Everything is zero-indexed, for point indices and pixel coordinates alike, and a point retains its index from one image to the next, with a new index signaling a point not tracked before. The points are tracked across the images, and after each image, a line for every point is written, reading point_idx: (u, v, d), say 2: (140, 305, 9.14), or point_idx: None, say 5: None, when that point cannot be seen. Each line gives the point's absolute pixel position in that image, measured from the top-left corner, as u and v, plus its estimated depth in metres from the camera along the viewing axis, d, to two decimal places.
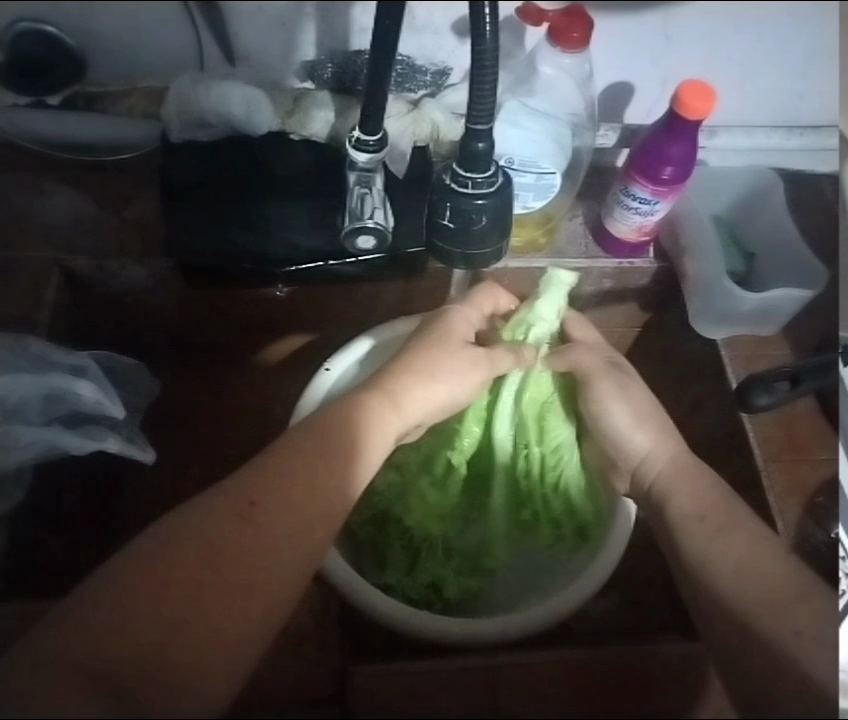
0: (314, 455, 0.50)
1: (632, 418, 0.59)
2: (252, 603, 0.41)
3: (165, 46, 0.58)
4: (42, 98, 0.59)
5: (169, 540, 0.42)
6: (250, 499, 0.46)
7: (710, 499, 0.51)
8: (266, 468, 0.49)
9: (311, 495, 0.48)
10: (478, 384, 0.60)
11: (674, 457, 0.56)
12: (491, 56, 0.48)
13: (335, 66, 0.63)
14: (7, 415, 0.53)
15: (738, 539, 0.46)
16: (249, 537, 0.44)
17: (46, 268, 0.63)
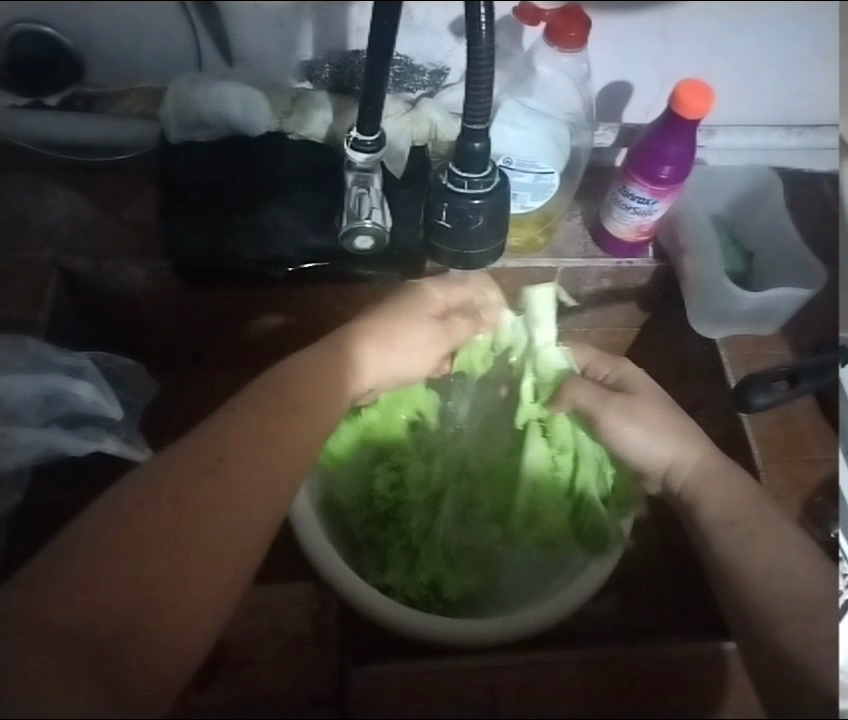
0: (275, 414, 0.52)
1: (655, 429, 0.59)
2: (215, 562, 0.43)
3: (166, 45, 0.63)
4: (40, 99, 0.63)
5: (140, 494, 0.44)
6: (216, 455, 0.48)
7: (738, 495, 0.53)
8: (237, 420, 0.51)
9: (272, 455, 0.49)
10: (422, 353, 0.62)
11: (700, 462, 0.56)
12: (487, 56, 0.48)
13: (333, 65, 0.66)
14: (7, 416, 0.53)
15: (769, 543, 0.48)
16: (215, 495, 0.46)
17: (43, 269, 0.60)
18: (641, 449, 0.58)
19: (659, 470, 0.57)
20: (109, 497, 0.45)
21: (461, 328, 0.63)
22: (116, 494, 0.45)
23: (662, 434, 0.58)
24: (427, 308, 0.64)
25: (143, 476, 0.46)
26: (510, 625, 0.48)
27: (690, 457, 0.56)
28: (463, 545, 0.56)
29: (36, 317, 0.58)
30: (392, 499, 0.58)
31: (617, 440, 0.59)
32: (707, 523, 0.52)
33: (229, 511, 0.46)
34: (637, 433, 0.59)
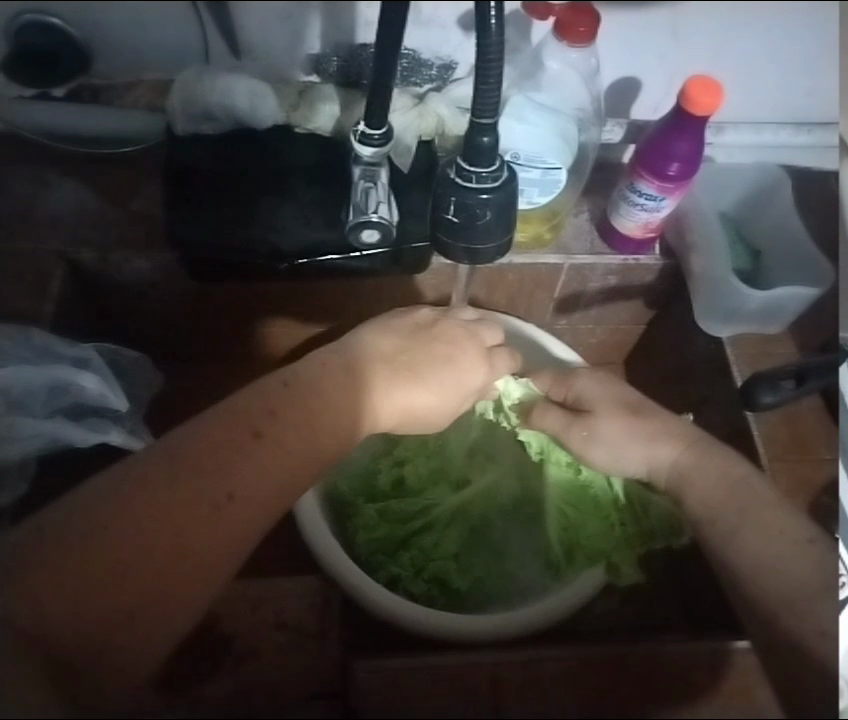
0: (295, 453, 0.49)
1: (631, 431, 0.58)
2: (199, 580, 0.42)
3: (167, 39, 0.61)
4: (47, 90, 0.63)
5: (135, 498, 0.42)
6: (227, 493, 0.45)
7: (719, 489, 0.52)
8: (248, 454, 0.47)
9: (276, 490, 0.48)
10: (460, 392, 0.58)
11: (682, 453, 0.56)
12: (496, 51, 0.46)
13: (340, 59, 0.65)
14: (12, 406, 0.52)
15: (752, 530, 0.47)
16: (217, 528, 0.44)
17: (48, 260, 0.62)
18: (612, 455, 0.59)
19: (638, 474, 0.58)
20: (92, 492, 0.43)
21: (471, 374, 0.58)
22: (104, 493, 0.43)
23: (630, 446, 0.58)
24: (453, 336, 0.59)
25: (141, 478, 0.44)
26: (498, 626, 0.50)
27: (664, 455, 0.57)
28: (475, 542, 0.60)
29: (42, 308, 0.60)
30: (412, 508, 0.60)
31: (590, 455, 0.59)
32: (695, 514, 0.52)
33: (221, 544, 0.44)
34: (604, 454, 0.59)
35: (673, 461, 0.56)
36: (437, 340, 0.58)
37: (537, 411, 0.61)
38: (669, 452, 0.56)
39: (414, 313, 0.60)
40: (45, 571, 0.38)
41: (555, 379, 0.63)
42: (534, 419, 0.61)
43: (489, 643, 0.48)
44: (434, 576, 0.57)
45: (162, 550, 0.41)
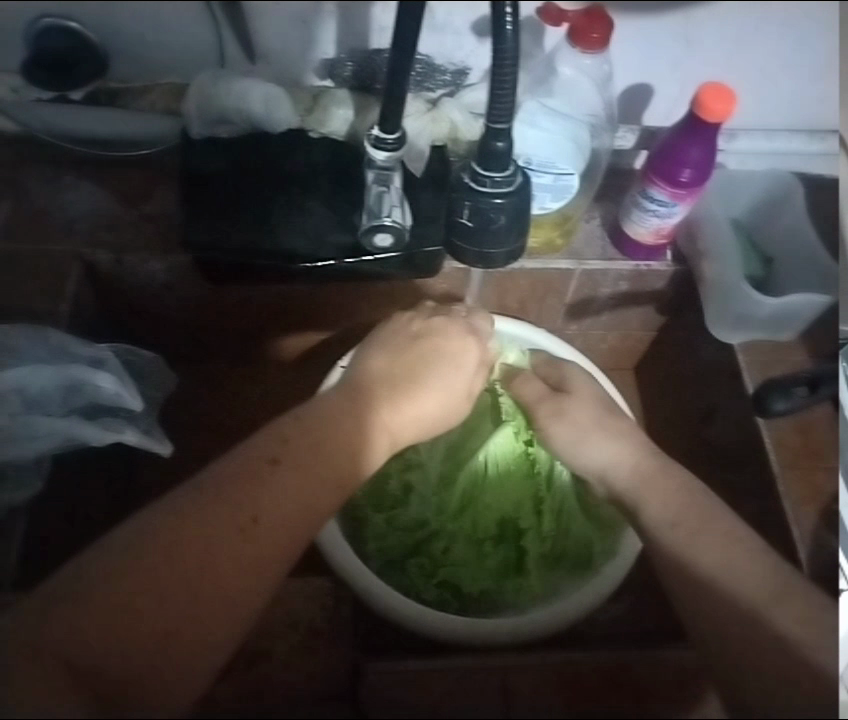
0: (312, 466, 0.50)
1: (599, 429, 0.60)
2: (234, 597, 0.43)
3: (187, 42, 0.61)
4: (64, 94, 0.62)
5: (165, 524, 0.44)
6: (251, 515, 0.47)
7: (673, 502, 0.52)
8: (266, 473, 0.49)
9: (301, 506, 0.49)
10: (461, 401, 0.61)
11: (638, 462, 0.56)
12: (512, 56, 0.47)
13: (354, 64, 0.66)
14: (27, 405, 0.52)
15: (712, 546, 0.47)
16: (247, 549, 0.45)
17: (64, 259, 0.61)
18: (571, 449, 0.61)
19: (596, 469, 0.59)
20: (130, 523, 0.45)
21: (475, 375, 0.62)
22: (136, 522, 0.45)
23: (591, 442, 0.60)
24: (444, 341, 0.62)
25: (168, 504, 0.46)
26: (511, 631, 0.50)
27: (625, 454, 0.57)
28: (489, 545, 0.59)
29: (57, 306, 0.58)
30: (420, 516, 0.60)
31: (551, 435, 0.62)
32: (649, 526, 0.52)
33: (250, 562, 0.45)
34: (566, 432, 0.61)
35: (632, 464, 0.57)
36: (422, 342, 0.61)
37: (519, 377, 0.66)
38: (628, 453, 0.57)
39: (408, 324, 0.63)
40: (81, 599, 0.40)
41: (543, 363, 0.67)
42: (516, 385, 0.66)
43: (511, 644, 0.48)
44: (445, 580, 0.58)
45: (193, 572, 0.43)
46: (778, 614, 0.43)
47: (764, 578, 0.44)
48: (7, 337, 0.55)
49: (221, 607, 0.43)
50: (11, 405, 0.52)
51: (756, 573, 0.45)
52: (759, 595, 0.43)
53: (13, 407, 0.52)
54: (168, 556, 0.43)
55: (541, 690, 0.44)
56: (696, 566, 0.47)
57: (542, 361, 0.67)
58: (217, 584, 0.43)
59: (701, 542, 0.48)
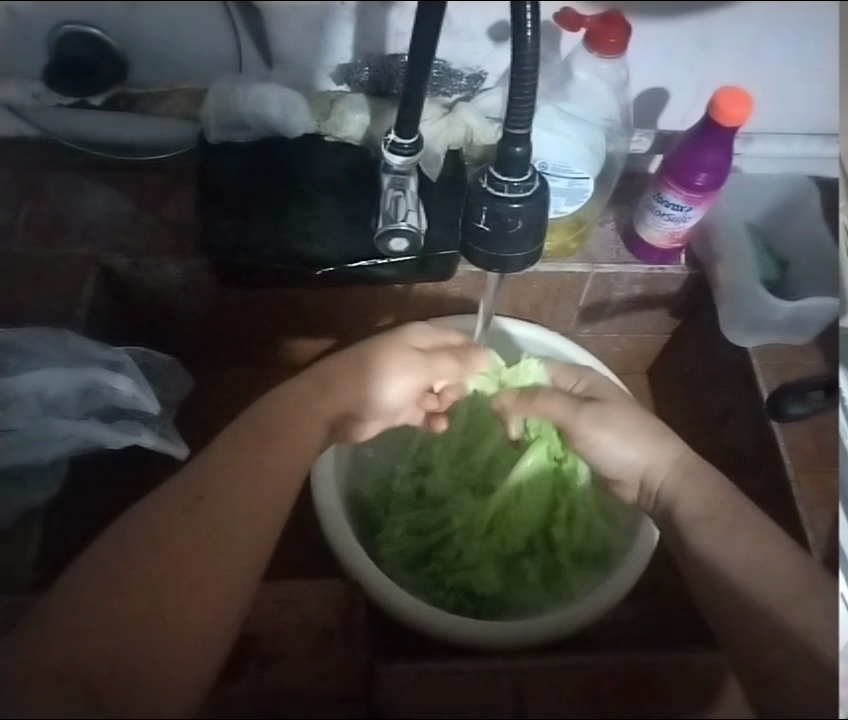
0: (253, 443, 0.54)
1: (629, 433, 0.61)
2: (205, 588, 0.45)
3: (204, 45, 0.58)
4: (84, 98, 0.61)
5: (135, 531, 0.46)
6: (196, 494, 0.50)
7: (709, 500, 0.55)
8: (204, 461, 0.52)
9: (255, 488, 0.52)
10: (414, 386, 0.63)
11: (677, 462, 0.59)
12: (531, 62, 0.47)
13: (372, 69, 0.65)
14: (47, 409, 0.54)
15: (739, 540, 0.50)
16: (202, 525, 0.48)
17: (82, 264, 0.63)
18: (617, 455, 0.61)
19: (637, 470, 0.59)
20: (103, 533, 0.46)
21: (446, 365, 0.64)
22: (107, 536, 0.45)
23: (629, 445, 0.61)
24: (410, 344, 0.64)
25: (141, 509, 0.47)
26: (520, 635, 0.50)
27: (664, 458, 0.59)
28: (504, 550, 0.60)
29: (75, 310, 0.60)
30: (433, 522, 0.61)
31: (594, 438, 0.62)
32: (681, 523, 0.54)
33: (211, 550, 0.47)
34: (608, 439, 0.61)
35: (671, 463, 0.59)
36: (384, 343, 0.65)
37: (541, 396, 0.63)
38: (668, 458, 0.59)
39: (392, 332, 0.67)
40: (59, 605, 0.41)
41: (564, 369, 0.67)
42: (538, 404, 0.63)
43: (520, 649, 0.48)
44: (457, 585, 0.57)
45: (159, 569, 0.44)
46: (808, 614, 0.44)
47: (789, 580, 0.46)
48: (26, 341, 0.56)
49: (190, 585, 0.45)
50: (30, 407, 0.54)
51: (786, 574, 0.46)
52: (791, 597, 0.45)
53: (33, 410, 0.54)
54: (134, 553, 0.44)
55: (549, 690, 0.44)
56: (719, 562, 0.49)
57: (560, 370, 0.67)
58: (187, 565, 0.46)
59: (730, 539, 0.50)
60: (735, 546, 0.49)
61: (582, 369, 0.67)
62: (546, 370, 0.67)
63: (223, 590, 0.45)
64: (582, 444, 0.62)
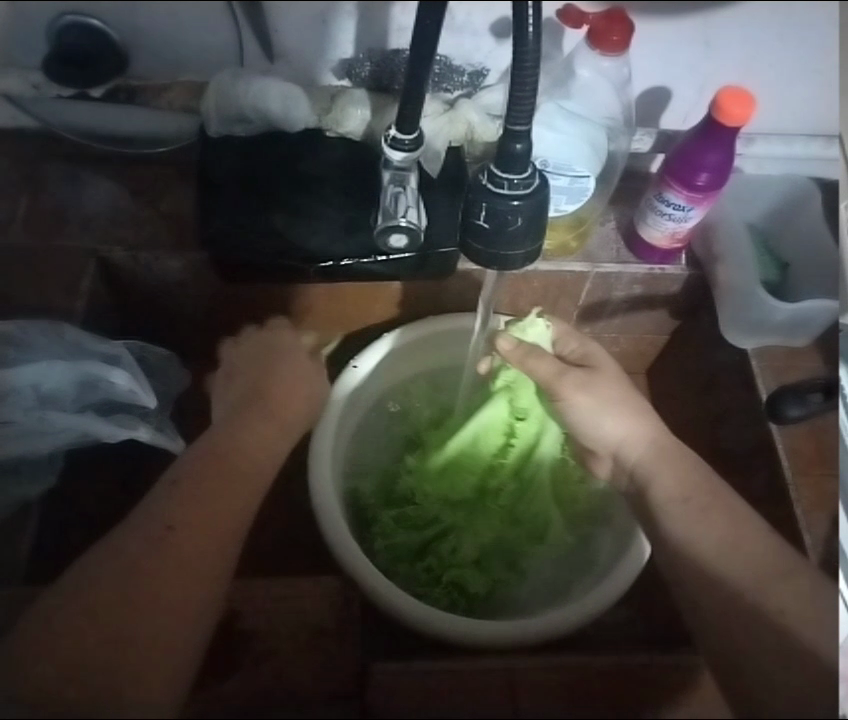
0: (225, 467, 0.51)
1: (613, 403, 0.63)
2: (182, 608, 0.41)
3: (208, 42, 0.61)
4: (85, 90, 0.61)
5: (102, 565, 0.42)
6: (166, 524, 0.45)
7: (688, 482, 0.55)
8: (182, 492, 0.48)
9: (222, 512, 0.48)
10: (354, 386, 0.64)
11: (651, 438, 0.60)
12: (532, 58, 0.47)
13: (373, 64, 0.66)
14: (43, 401, 0.54)
15: (719, 524, 0.50)
16: (176, 555, 0.44)
17: (82, 256, 0.64)
18: (591, 422, 0.62)
19: (611, 441, 0.61)
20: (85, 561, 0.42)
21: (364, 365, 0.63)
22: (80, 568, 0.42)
23: (602, 418, 0.62)
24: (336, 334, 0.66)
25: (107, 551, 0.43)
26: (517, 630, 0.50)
27: (641, 437, 0.61)
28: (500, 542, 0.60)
29: (74, 303, 0.61)
30: (429, 514, 0.61)
31: (574, 399, 0.62)
32: (658, 505, 0.55)
33: (185, 573, 0.43)
34: (587, 402, 0.62)
35: (647, 444, 0.60)
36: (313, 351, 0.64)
37: (535, 354, 0.62)
38: (645, 438, 0.60)
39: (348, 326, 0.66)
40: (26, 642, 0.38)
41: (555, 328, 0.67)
42: (530, 364, 0.62)
43: (521, 647, 0.49)
44: (453, 581, 0.58)
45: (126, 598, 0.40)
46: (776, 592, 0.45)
47: (764, 553, 0.47)
48: (25, 333, 0.57)
49: (167, 609, 0.41)
50: (24, 400, 0.53)
51: (754, 547, 0.48)
52: (761, 573, 0.45)
53: (27, 401, 0.53)
54: (101, 587, 0.41)
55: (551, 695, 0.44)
56: (698, 549, 0.50)
57: (565, 332, 0.68)
58: (162, 593, 0.41)
59: (701, 520, 0.51)
60: (712, 528, 0.50)
61: (584, 337, 0.68)
62: (552, 327, 0.67)
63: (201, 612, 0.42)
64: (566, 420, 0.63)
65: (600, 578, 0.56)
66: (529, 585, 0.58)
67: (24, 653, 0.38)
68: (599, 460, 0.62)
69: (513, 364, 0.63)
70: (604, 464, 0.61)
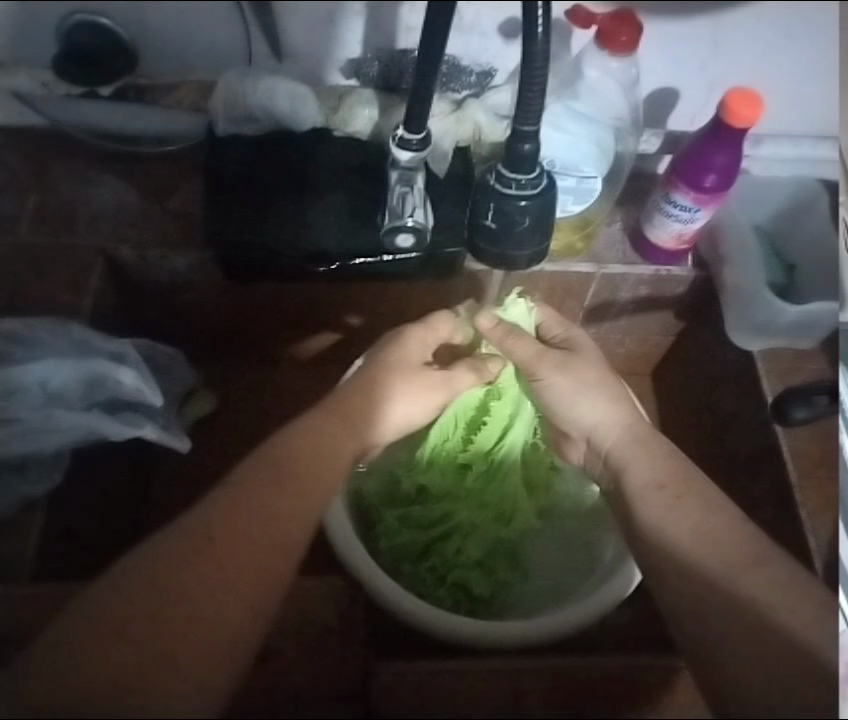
0: (286, 476, 0.50)
1: (583, 386, 0.62)
2: (220, 621, 0.40)
3: (210, 33, 0.63)
4: (95, 90, 0.65)
5: (143, 575, 0.41)
6: (204, 534, 0.44)
7: (659, 466, 0.57)
8: (229, 493, 0.48)
9: (273, 523, 0.47)
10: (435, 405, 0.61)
11: (625, 427, 0.61)
12: (542, 59, 0.46)
13: (381, 63, 0.66)
14: (50, 398, 0.54)
15: (691, 512, 0.51)
16: (211, 568, 0.43)
17: (89, 254, 0.62)
18: (565, 406, 0.62)
19: (583, 428, 0.62)
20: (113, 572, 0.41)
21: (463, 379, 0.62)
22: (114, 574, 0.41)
23: (577, 397, 0.62)
24: (408, 355, 0.61)
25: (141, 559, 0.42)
26: (519, 634, 0.51)
27: (615, 420, 0.61)
28: (504, 545, 0.60)
29: (80, 302, 0.59)
30: (435, 514, 0.61)
31: (550, 380, 0.62)
32: (633, 491, 0.56)
33: (224, 584, 0.42)
34: (568, 385, 0.62)
35: (622, 430, 0.61)
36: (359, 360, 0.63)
37: (517, 333, 0.63)
38: (619, 422, 0.61)
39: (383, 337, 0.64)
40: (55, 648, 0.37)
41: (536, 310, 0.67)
42: (509, 344, 0.63)
43: (525, 650, 0.50)
44: (457, 581, 0.59)
45: (164, 609, 0.39)
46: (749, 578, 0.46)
47: (731, 545, 0.48)
48: (31, 331, 0.56)
49: (201, 621, 0.40)
50: (32, 396, 0.54)
51: (723, 535, 0.49)
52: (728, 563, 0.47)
53: (35, 398, 0.54)
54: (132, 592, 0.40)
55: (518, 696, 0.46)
56: (674, 542, 0.50)
57: (550, 316, 0.67)
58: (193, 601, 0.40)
59: (675, 512, 0.52)
60: (683, 518, 0.51)
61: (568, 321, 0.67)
62: (536, 311, 0.67)
63: (234, 621, 0.41)
64: (544, 399, 0.63)
65: (600, 583, 0.56)
66: (535, 584, 0.59)
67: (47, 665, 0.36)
68: (572, 445, 0.64)
69: (495, 344, 0.63)
70: (578, 448, 0.63)
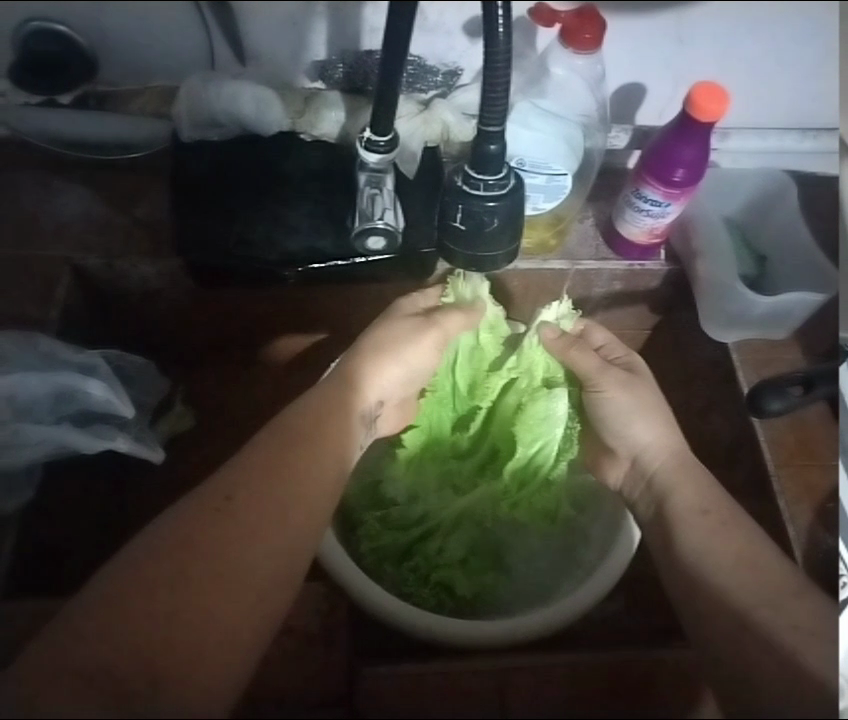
0: (288, 444, 0.51)
1: (643, 411, 0.60)
2: (245, 588, 0.43)
3: (174, 45, 0.61)
4: (53, 97, 0.62)
5: (166, 541, 0.43)
6: (226, 494, 0.47)
7: (703, 495, 0.54)
8: (238, 465, 0.49)
9: (287, 488, 0.49)
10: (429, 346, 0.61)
11: (673, 454, 0.58)
12: (504, 58, 0.45)
13: (346, 65, 0.65)
14: (21, 413, 0.55)
15: (736, 535, 0.49)
16: (234, 528, 0.45)
17: (55, 265, 0.63)
18: (621, 422, 0.60)
19: (634, 444, 0.60)
20: (137, 550, 0.43)
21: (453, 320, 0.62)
22: (128, 553, 0.43)
23: (634, 419, 0.60)
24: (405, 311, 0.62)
25: (162, 532, 0.44)
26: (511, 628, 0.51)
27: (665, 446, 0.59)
28: (484, 546, 0.61)
29: (47, 314, 0.60)
30: (413, 515, 0.63)
31: (611, 395, 0.61)
32: (678, 514, 0.53)
33: (245, 548, 0.44)
34: (626, 403, 0.60)
35: (673, 455, 0.59)
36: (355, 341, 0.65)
37: (579, 345, 0.62)
38: (672, 444, 0.59)
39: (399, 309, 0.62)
40: (78, 619, 0.39)
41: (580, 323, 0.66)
42: (572, 356, 0.62)
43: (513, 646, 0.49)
44: (440, 581, 0.59)
45: (187, 578, 0.42)
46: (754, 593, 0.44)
47: (772, 582, 0.45)
48: None
49: (225, 593, 0.42)
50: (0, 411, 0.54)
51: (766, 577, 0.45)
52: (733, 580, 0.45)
53: (4, 413, 0.54)
54: (158, 559, 0.42)
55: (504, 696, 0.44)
56: (712, 555, 0.48)
57: (610, 339, 0.65)
58: (220, 568, 0.43)
59: (714, 536, 0.50)
60: (729, 541, 0.49)
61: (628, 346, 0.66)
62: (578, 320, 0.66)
63: (256, 589, 0.43)
64: (592, 408, 0.63)
65: (594, 566, 0.57)
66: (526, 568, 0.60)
67: (69, 639, 0.38)
68: (614, 464, 0.62)
69: (555, 354, 0.63)
70: (619, 468, 0.61)
